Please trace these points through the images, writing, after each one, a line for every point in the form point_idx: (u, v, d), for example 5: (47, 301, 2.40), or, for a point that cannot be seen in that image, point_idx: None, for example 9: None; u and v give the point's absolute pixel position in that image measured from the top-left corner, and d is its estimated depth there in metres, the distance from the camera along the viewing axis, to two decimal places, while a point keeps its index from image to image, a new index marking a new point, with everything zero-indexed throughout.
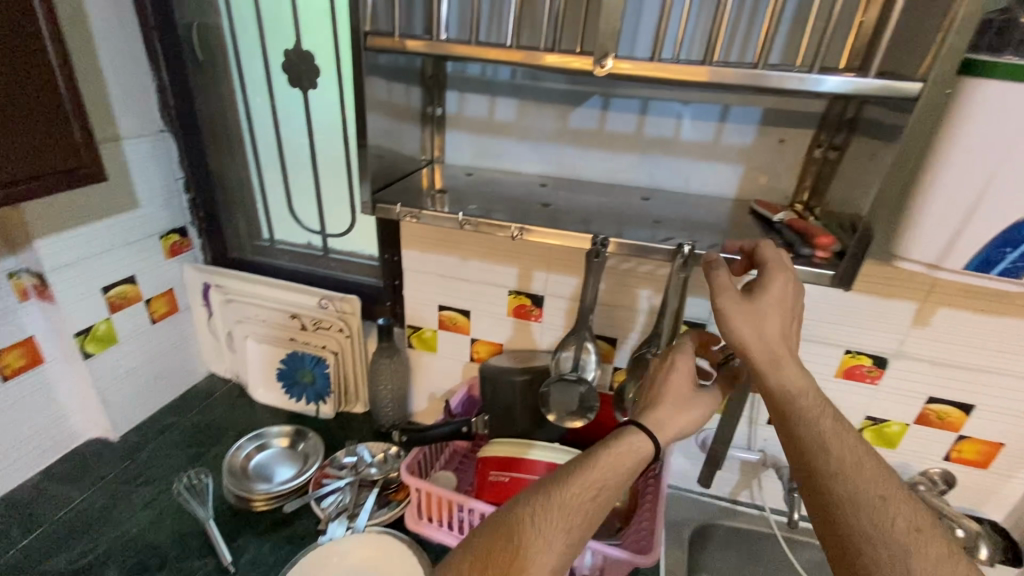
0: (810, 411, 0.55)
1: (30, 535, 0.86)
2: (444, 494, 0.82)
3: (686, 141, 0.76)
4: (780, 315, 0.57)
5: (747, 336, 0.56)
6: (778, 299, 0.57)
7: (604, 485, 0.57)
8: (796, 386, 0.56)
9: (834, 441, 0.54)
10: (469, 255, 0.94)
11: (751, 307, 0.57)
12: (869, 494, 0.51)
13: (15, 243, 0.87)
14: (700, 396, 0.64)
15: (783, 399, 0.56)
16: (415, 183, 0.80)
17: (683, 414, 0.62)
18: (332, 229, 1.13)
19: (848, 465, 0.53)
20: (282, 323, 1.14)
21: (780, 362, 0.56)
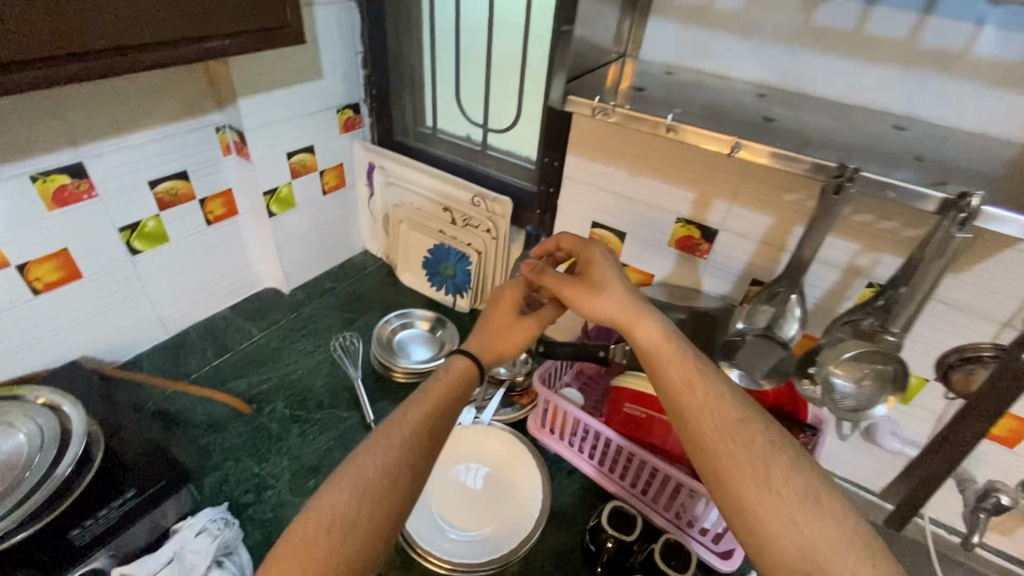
0: (668, 357, 0.60)
1: (222, 357, 1.02)
2: (572, 411, 0.81)
3: (976, 60, 0.58)
4: (618, 291, 0.66)
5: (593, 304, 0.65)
6: (609, 284, 0.67)
7: (441, 415, 0.60)
8: (651, 341, 0.62)
9: (703, 387, 0.59)
10: (642, 171, 0.85)
11: (592, 288, 0.66)
12: (729, 419, 0.56)
13: (222, 98, 0.94)
14: (525, 320, 0.72)
15: (647, 350, 0.62)
16: (606, 77, 0.71)
17: (512, 336, 0.71)
18: (495, 123, 1.08)
19: (714, 413, 0.56)
20: (433, 214, 1.16)
21: (629, 326, 0.63)
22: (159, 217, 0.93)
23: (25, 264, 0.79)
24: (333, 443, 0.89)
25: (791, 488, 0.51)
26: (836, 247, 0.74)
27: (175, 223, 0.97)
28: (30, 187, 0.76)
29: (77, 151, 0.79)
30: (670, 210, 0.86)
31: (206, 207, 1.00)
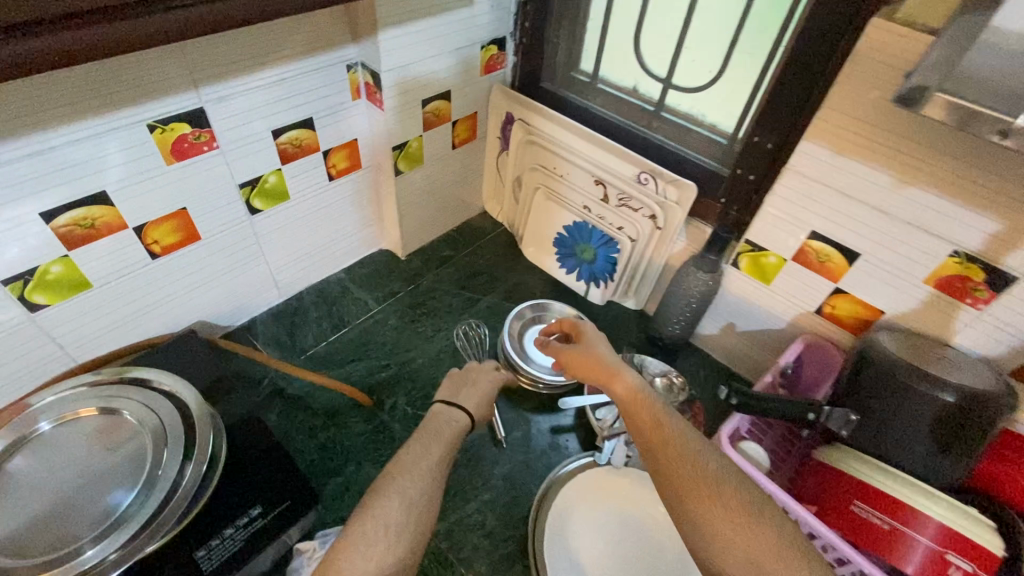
0: (640, 407, 0.60)
1: (338, 332, 0.93)
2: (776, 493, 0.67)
3: None
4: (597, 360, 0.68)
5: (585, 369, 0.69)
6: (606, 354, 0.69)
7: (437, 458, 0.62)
8: (626, 392, 0.63)
9: (646, 426, 0.58)
10: (920, 180, 0.60)
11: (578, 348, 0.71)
12: (707, 484, 0.53)
13: (358, 29, 0.75)
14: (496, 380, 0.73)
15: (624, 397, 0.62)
16: (944, 51, 0.46)
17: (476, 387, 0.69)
18: (682, 79, 0.84)
19: (667, 454, 0.55)
20: (579, 184, 0.96)
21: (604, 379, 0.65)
22: (281, 172, 0.80)
23: (143, 225, 0.68)
24: (460, 458, 0.78)
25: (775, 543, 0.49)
26: None
27: (297, 179, 0.83)
28: (147, 138, 0.63)
29: (198, 94, 0.64)
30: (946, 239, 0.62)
31: (330, 161, 0.86)
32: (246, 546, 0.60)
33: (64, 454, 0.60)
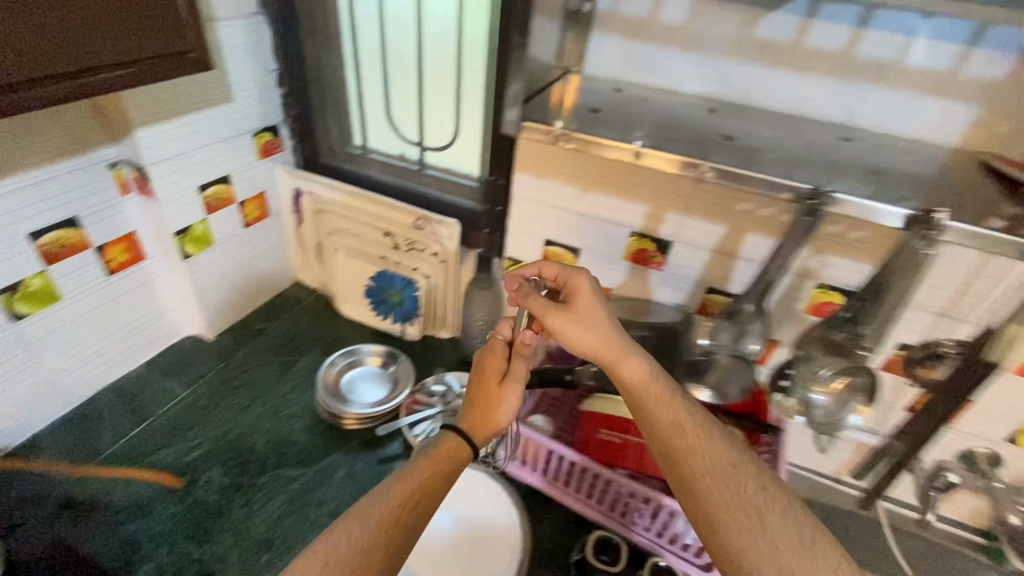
0: (659, 402, 0.57)
1: (140, 425, 0.90)
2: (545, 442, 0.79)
3: (911, 68, 0.59)
4: (595, 332, 0.60)
5: (583, 340, 0.60)
6: (580, 319, 0.61)
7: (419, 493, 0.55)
8: (640, 374, 0.58)
9: (683, 428, 0.56)
10: (594, 187, 0.82)
11: (573, 315, 0.61)
12: (721, 462, 0.54)
13: (116, 131, 0.82)
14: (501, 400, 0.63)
15: (633, 384, 0.58)
16: (552, 98, 0.68)
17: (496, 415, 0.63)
18: (432, 141, 1.02)
19: (706, 455, 0.54)
20: (372, 239, 1.08)
21: (615, 363, 0.59)
22: (46, 274, 0.80)
23: None
24: (285, 509, 0.80)
25: (786, 528, 0.50)
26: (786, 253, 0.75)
27: (70, 280, 0.83)
28: None
29: None
30: (625, 225, 0.84)
31: (105, 255, 0.87)
32: None
33: None
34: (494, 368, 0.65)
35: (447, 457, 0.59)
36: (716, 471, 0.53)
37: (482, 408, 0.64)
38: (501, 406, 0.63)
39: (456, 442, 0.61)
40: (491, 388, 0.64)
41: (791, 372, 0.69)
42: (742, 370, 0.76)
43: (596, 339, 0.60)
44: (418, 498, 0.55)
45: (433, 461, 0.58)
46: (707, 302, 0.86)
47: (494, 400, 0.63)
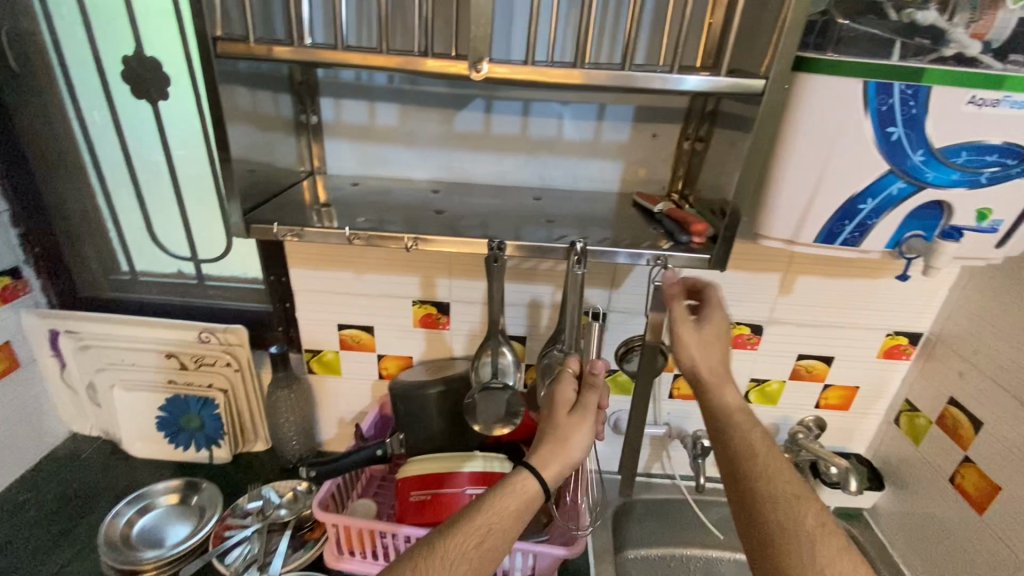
0: (740, 423, 0.69)
1: None
2: (364, 525, 0.78)
3: (569, 140, 0.79)
4: (705, 350, 0.72)
5: (694, 355, 0.72)
6: (700, 335, 0.72)
7: (491, 528, 0.59)
8: (731, 401, 0.71)
9: (765, 454, 0.67)
10: (366, 268, 0.89)
11: (692, 332, 0.72)
12: (783, 490, 0.64)
13: None
14: (571, 428, 0.64)
15: (722, 410, 0.70)
16: (297, 198, 0.75)
17: (565, 449, 0.63)
18: (205, 253, 1.00)
19: (771, 469, 0.65)
20: (155, 364, 1.02)
21: (716, 387, 0.71)
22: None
23: None
24: None
25: (820, 515, 0.62)
26: (538, 292, 0.88)
27: None
28: None
29: None
30: (405, 296, 0.92)
31: None
32: None
33: None
34: (564, 398, 0.66)
35: (516, 494, 0.61)
36: (776, 479, 0.65)
37: (557, 445, 0.63)
38: (572, 438, 0.63)
39: (523, 478, 0.62)
40: (560, 420, 0.64)
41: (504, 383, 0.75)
42: (493, 395, 0.76)
43: (704, 358, 0.72)
44: (517, 520, 0.60)
45: (502, 498, 0.60)
46: None
47: (563, 436, 0.63)
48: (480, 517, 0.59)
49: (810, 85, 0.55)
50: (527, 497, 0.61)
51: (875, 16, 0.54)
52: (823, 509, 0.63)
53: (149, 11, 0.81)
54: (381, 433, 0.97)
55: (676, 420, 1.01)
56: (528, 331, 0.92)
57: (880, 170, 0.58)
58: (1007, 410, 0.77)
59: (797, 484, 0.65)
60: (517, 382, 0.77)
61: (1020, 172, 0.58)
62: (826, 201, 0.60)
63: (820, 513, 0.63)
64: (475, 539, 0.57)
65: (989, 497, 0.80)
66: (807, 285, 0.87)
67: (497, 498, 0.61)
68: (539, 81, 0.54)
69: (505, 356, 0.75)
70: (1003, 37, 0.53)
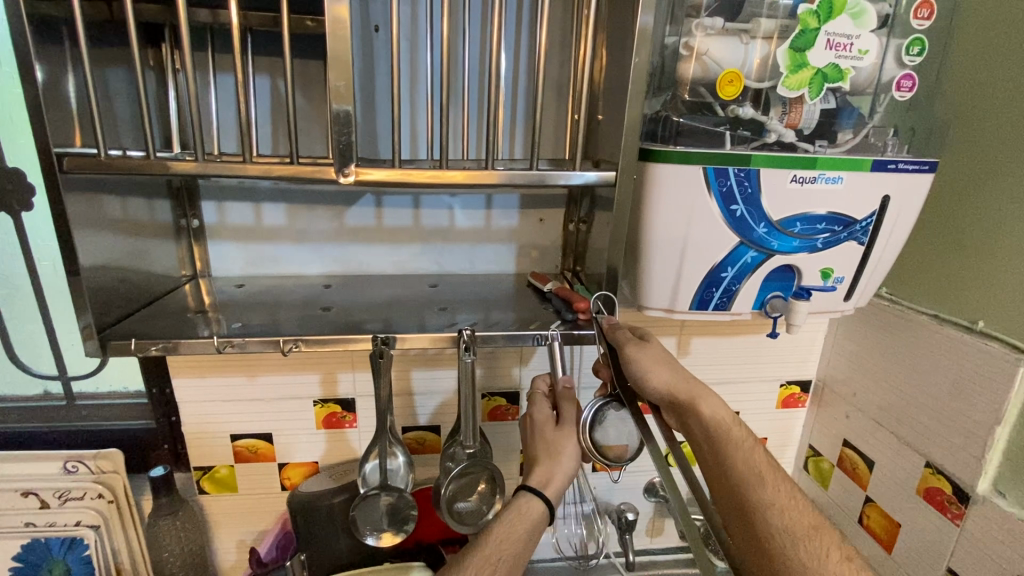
0: (740, 446, 0.66)
1: None
2: None
3: (461, 228, 0.82)
4: (673, 371, 0.67)
5: (660, 377, 0.66)
6: (653, 351, 0.66)
7: (503, 554, 0.61)
8: (719, 414, 0.67)
9: (772, 483, 0.64)
10: (260, 370, 0.84)
11: (654, 351, 0.66)
12: (800, 522, 0.61)
13: None
14: (567, 440, 0.70)
15: (711, 424, 0.66)
16: (173, 304, 0.71)
17: (560, 463, 0.69)
18: (77, 369, 0.90)
19: (781, 498, 0.63)
20: (7, 506, 0.87)
21: (697, 399, 0.67)
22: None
23: None
24: None
25: (842, 543, 0.60)
26: (447, 377, 0.87)
27: None
28: None
29: None
30: (305, 396, 0.86)
31: None
32: None
33: None
34: (545, 417, 0.72)
35: (526, 518, 0.65)
36: (789, 509, 0.62)
37: (552, 459, 0.69)
38: (564, 452, 0.69)
39: (528, 500, 0.66)
40: (548, 435, 0.71)
41: (379, 490, 0.71)
42: (372, 504, 0.72)
43: (671, 380, 0.67)
44: (529, 541, 0.64)
45: (510, 524, 0.64)
46: (409, 439, 0.89)
47: (557, 447, 0.69)
48: (497, 537, 0.63)
49: (660, 173, 0.61)
50: (535, 517, 0.65)
51: (706, 113, 0.62)
52: (842, 541, 0.60)
53: (11, 122, 0.77)
54: (286, 553, 0.87)
55: (602, 494, 0.99)
56: (440, 419, 0.89)
57: (732, 242, 0.64)
58: (891, 447, 0.83)
59: (806, 511, 0.62)
60: (408, 486, 0.72)
61: (847, 236, 0.66)
62: (691, 273, 0.65)
63: (839, 544, 0.60)
64: (490, 566, 0.60)
65: (893, 535, 0.83)
66: (701, 346, 0.92)
67: (508, 524, 0.64)
68: (409, 181, 0.57)
69: (397, 457, 0.71)
70: (812, 125, 0.63)
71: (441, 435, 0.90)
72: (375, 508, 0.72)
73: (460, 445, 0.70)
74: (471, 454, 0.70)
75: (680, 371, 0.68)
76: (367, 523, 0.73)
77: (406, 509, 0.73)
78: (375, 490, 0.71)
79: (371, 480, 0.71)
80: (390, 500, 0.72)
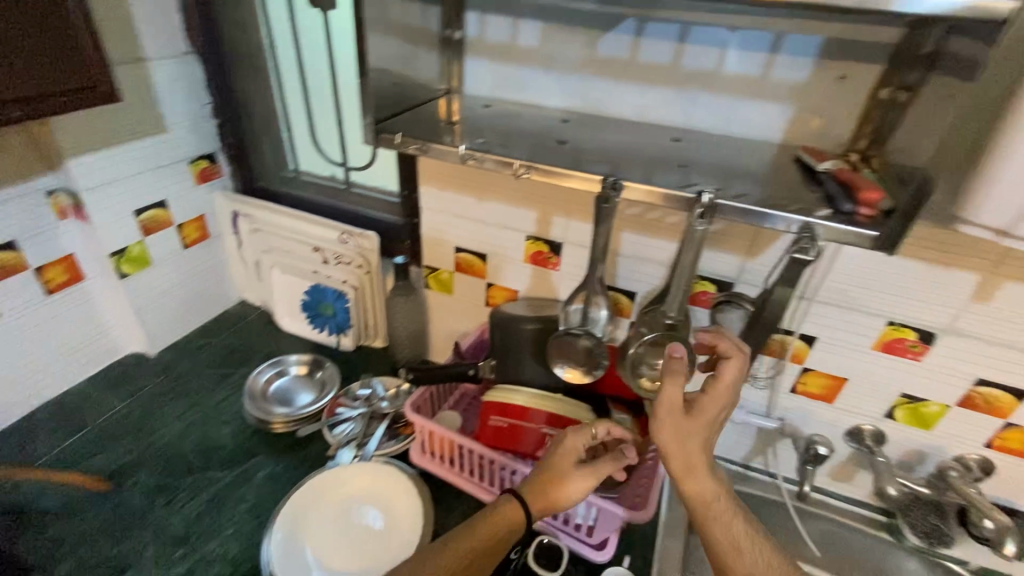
0: (716, 516, 0.59)
1: (77, 433, 0.95)
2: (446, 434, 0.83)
3: (729, 76, 0.68)
4: (686, 440, 0.59)
5: (670, 449, 0.59)
6: (689, 429, 0.59)
7: (474, 552, 0.64)
8: (705, 496, 0.60)
9: (748, 549, 0.58)
10: (488, 194, 0.90)
11: (678, 426, 0.59)
12: None
13: (54, 162, 0.91)
14: (584, 472, 0.68)
15: (693, 500, 0.60)
16: (429, 112, 0.76)
17: (568, 485, 0.67)
18: (355, 161, 1.10)
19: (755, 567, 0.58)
20: (303, 255, 1.15)
21: (680, 479, 0.60)
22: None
23: None
24: (208, 504, 0.85)
25: None
26: (661, 246, 0.81)
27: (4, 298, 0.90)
28: None
29: None
30: (520, 229, 0.91)
31: (43, 276, 0.95)
32: None
33: None
34: (575, 446, 0.70)
35: (501, 521, 0.66)
36: None
37: (552, 481, 0.68)
38: (569, 480, 0.67)
39: (508, 506, 0.67)
40: (563, 464, 0.68)
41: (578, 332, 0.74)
42: (570, 343, 0.76)
43: (687, 454, 0.59)
44: (498, 544, 0.65)
45: (494, 522, 0.66)
46: None
47: (562, 476, 0.68)
48: (467, 541, 0.64)
49: None
50: (512, 525, 0.66)
51: None
52: None
53: None
54: (475, 356, 1.01)
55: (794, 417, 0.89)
56: (640, 286, 0.86)
57: None
58: None
59: None
60: (605, 336, 0.75)
61: None
62: None
63: None
64: (464, 558, 0.63)
65: None
66: (1018, 297, 0.67)
67: (489, 522, 0.66)
68: None
69: (601, 308, 0.74)
70: None
71: (635, 302, 0.88)
72: (574, 347, 0.75)
73: (662, 311, 0.68)
74: (671, 325, 0.68)
75: (707, 431, 0.60)
76: (560, 356, 0.77)
77: (604, 354, 0.75)
78: (576, 330, 0.74)
79: (573, 319, 0.76)
80: (586, 344, 0.75)
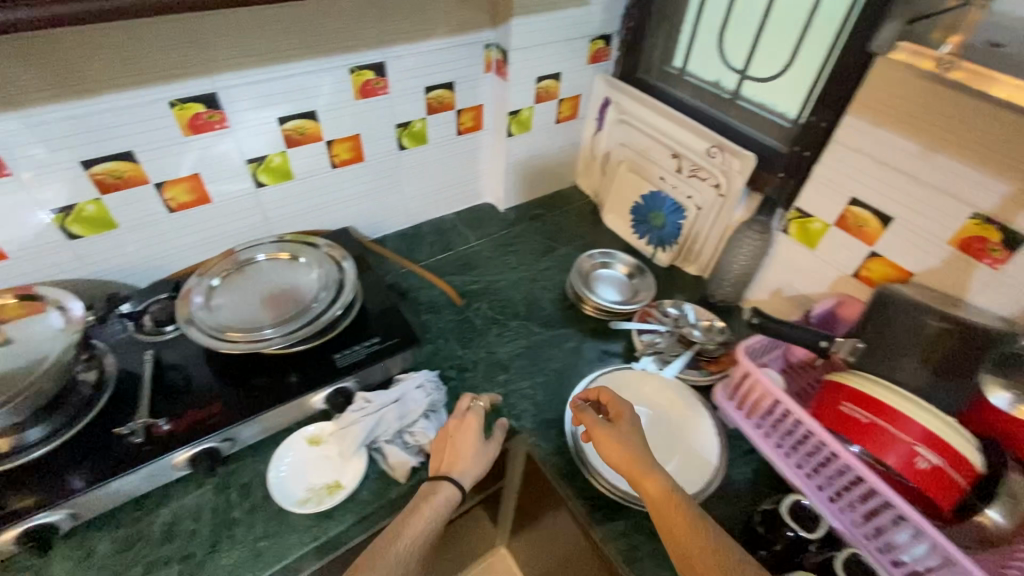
0: (682, 531, 0.60)
1: (445, 252, 1.19)
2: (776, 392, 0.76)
3: None
4: (621, 449, 0.69)
5: (609, 454, 0.70)
6: (612, 435, 0.71)
7: (421, 533, 0.66)
8: (656, 494, 0.64)
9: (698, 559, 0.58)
10: (945, 147, 0.71)
11: (613, 431, 0.71)
12: None
13: (500, 17, 1.00)
14: (479, 455, 0.75)
15: (652, 502, 0.63)
16: None
17: (463, 459, 0.74)
18: (759, 70, 0.99)
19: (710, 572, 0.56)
20: (658, 159, 1.13)
21: (635, 478, 0.66)
22: (286, 155, 0.95)
23: (333, 141, 0.98)
24: (527, 349, 0.98)
25: None
26: None
27: (435, 127, 1.10)
28: (348, 78, 0.92)
29: (385, 51, 0.93)
30: (969, 203, 0.71)
31: (460, 118, 1.12)
32: (365, 359, 0.84)
33: (245, 296, 0.87)
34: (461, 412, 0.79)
35: (436, 503, 0.68)
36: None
37: (448, 450, 0.75)
38: (461, 455, 0.74)
39: (434, 488, 0.70)
40: (451, 430, 0.77)
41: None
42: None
43: (627, 457, 0.68)
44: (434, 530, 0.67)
45: (425, 507, 0.68)
46: None
47: (457, 450, 0.75)
48: (403, 523, 0.66)
49: None
50: (436, 510, 0.68)
51: None
52: None
53: None
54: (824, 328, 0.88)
55: None
56: None
57: None
58: None
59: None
60: None
61: None
62: None
63: None
64: (410, 540, 0.65)
65: None
66: None
67: (418, 510, 0.68)
68: None
69: None
70: None
71: None
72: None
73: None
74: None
75: (637, 459, 0.67)
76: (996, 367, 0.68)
77: None
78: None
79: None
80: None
